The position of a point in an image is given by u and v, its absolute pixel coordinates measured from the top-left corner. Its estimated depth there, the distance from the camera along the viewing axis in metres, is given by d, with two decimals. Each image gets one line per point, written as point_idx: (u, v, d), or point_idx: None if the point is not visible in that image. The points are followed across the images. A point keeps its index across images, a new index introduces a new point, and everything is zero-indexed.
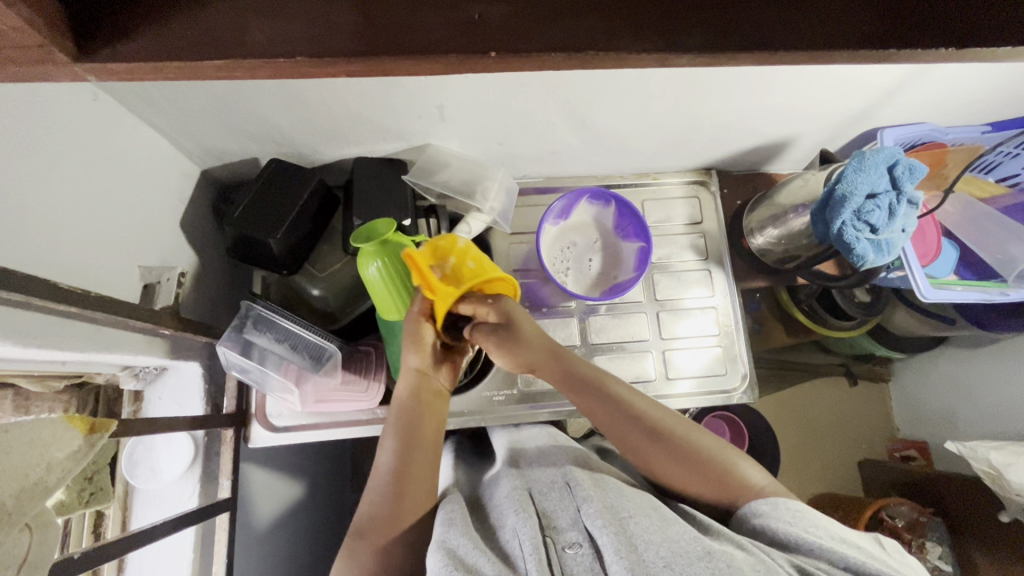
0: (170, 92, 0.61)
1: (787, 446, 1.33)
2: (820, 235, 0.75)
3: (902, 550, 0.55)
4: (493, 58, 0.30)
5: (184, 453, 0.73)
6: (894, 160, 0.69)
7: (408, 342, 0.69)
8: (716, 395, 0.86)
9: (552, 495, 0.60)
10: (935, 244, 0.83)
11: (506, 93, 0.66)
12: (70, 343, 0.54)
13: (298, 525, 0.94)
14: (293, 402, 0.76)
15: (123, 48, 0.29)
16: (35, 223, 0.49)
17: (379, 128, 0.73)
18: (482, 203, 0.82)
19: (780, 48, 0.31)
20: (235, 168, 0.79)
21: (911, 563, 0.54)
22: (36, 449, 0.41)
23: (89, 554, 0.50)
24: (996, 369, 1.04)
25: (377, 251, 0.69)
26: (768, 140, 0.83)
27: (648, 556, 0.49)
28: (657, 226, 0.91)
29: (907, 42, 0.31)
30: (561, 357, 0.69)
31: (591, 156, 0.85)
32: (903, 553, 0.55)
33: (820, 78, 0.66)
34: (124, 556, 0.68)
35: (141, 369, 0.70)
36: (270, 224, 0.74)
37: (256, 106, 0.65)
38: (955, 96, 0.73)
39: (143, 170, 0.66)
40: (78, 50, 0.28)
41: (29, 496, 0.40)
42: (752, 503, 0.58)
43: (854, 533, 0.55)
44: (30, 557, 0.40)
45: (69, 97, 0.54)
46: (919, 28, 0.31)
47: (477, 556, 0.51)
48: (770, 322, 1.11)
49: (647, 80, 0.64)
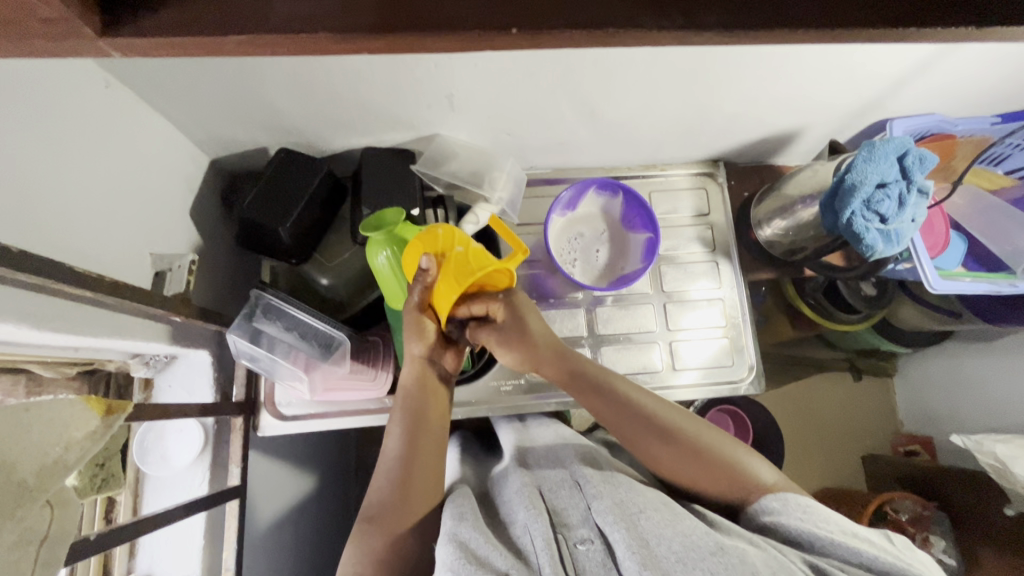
0: (181, 80, 0.61)
1: (791, 439, 1.33)
2: (830, 226, 0.75)
3: (913, 546, 0.55)
4: (513, 35, 0.30)
5: (194, 440, 0.73)
6: (904, 150, 0.68)
7: (410, 332, 0.69)
8: (723, 386, 0.86)
9: (562, 492, 0.60)
10: (944, 235, 0.83)
11: (516, 82, 0.66)
12: (84, 328, 0.55)
13: (306, 515, 0.94)
14: (302, 390, 0.76)
15: (145, 25, 0.29)
16: (50, 207, 0.50)
17: (388, 117, 0.73)
18: (490, 193, 0.83)
19: (794, 28, 0.31)
20: (244, 157, 0.80)
21: (922, 558, 0.54)
22: (55, 428, 0.42)
23: (103, 537, 0.50)
24: (1004, 362, 1.04)
25: (386, 240, 0.70)
26: (776, 131, 0.83)
27: (660, 551, 0.50)
28: (665, 217, 0.92)
29: (924, 20, 0.31)
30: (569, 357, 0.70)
31: (599, 147, 0.85)
32: (914, 549, 0.55)
33: (829, 68, 0.66)
34: (135, 540, 0.69)
35: (152, 357, 0.71)
36: (279, 212, 0.74)
37: (266, 94, 0.65)
38: (967, 87, 0.73)
39: (154, 159, 0.66)
40: (103, 25, 0.28)
41: (50, 473, 0.40)
42: (763, 498, 0.58)
43: (863, 527, 0.56)
44: (51, 534, 0.40)
45: (81, 83, 0.54)
46: (936, 6, 0.31)
47: (488, 549, 0.51)
48: (776, 315, 1.11)
49: (659, 69, 0.64)
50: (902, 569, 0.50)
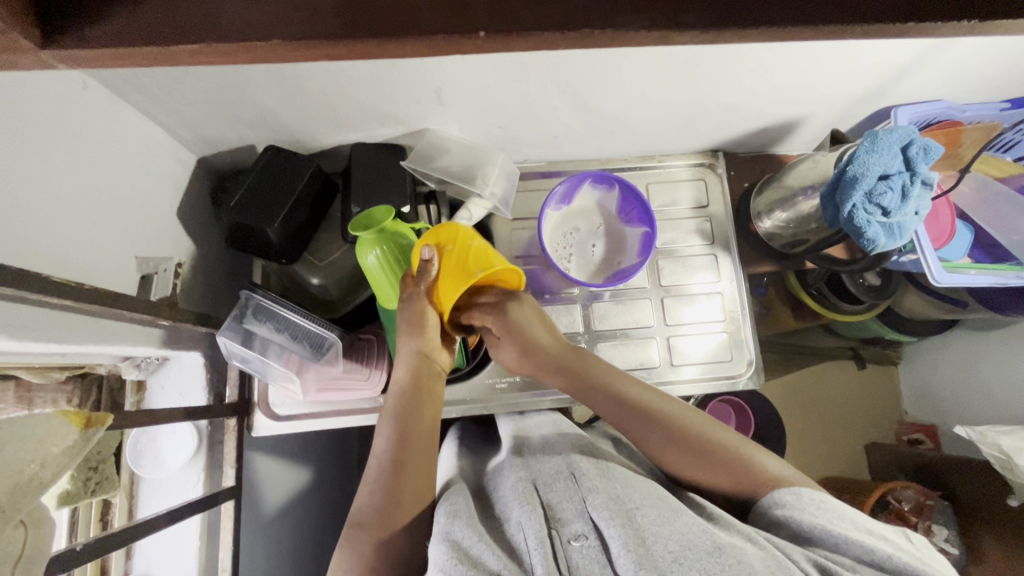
0: (161, 80, 0.60)
1: (793, 430, 1.32)
2: (831, 218, 0.73)
3: (931, 547, 0.54)
4: (480, 38, 0.29)
5: (187, 442, 0.73)
6: (908, 140, 0.66)
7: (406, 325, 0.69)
8: (721, 381, 0.85)
9: (557, 485, 0.59)
10: (950, 225, 0.81)
11: (506, 75, 0.64)
12: (68, 336, 0.54)
13: (305, 510, 0.95)
14: (296, 390, 0.75)
15: (90, 33, 0.28)
16: (28, 215, 0.49)
17: (376, 113, 0.71)
18: (483, 188, 0.81)
19: (775, 26, 0.29)
20: (232, 156, 0.78)
21: (937, 558, 0.53)
22: (30, 445, 0.42)
23: (90, 547, 0.50)
24: (1010, 352, 1.02)
25: (376, 239, 0.68)
26: (777, 121, 0.81)
27: (656, 550, 0.49)
28: (663, 210, 0.90)
29: (910, 15, 0.29)
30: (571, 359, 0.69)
31: (594, 140, 0.83)
32: (931, 551, 0.53)
33: (830, 57, 0.64)
34: (131, 544, 0.69)
35: (143, 359, 0.70)
36: (268, 212, 0.73)
37: (249, 92, 0.63)
38: (976, 72, 0.70)
39: (138, 161, 0.65)
40: (43, 36, 0.27)
41: (23, 492, 0.40)
42: (776, 492, 0.57)
43: (882, 526, 0.54)
44: (26, 554, 0.40)
45: (56, 84, 0.52)
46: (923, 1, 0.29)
47: (481, 549, 0.50)
48: (778, 306, 1.10)
49: (651, 61, 0.62)
50: (915, 569, 0.49)
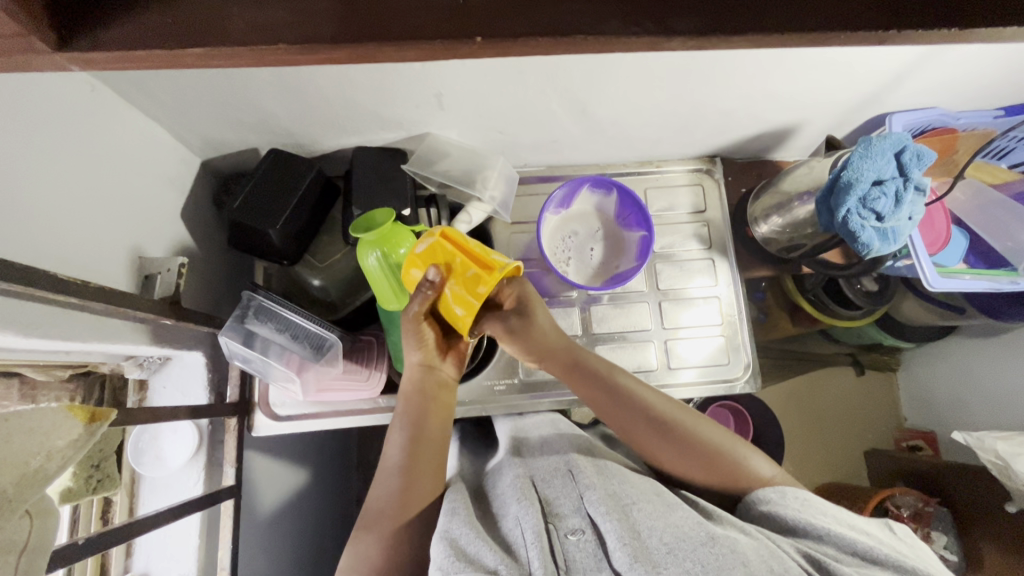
0: (166, 83, 0.61)
1: (792, 436, 1.32)
2: (825, 224, 0.74)
3: (913, 534, 0.55)
4: (478, 43, 0.30)
5: (188, 441, 0.74)
6: (901, 146, 0.67)
7: (408, 339, 0.68)
8: (718, 384, 0.85)
9: (555, 482, 0.60)
10: (945, 232, 0.81)
11: (505, 81, 0.65)
12: (72, 333, 0.55)
13: (305, 511, 0.95)
14: (296, 391, 0.76)
15: (106, 38, 0.29)
16: (36, 215, 0.50)
17: (377, 117, 0.72)
18: (482, 192, 0.82)
19: (765, 31, 0.30)
20: (235, 158, 0.79)
21: (920, 547, 0.54)
22: (36, 437, 0.42)
23: (91, 541, 0.50)
24: (1008, 358, 1.02)
25: (376, 241, 0.69)
26: (773, 127, 0.82)
27: (651, 543, 0.49)
28: (661, 215, 0.91)
29: (889, 23, 0.30)
30: (567, 351, 0.67)
31: (592, 144, 0.84)
32: (914, 538, 0.55)
33: (822, 64, 0.65)
34: (131, 542, 0.70)
35: (145, 358, 0.70)
36: (269, 214, 0.74)
37: (252, 95, 0.65)
38: (969, 80, 0.71)
39: (141, 161, 0.66)
40: (59, 39, 0.29)
41: (29, 483, 0.41)
42: (761, 490, 0.58)
43: (863, 519, 0.55)
44: (31, 544, 0.41)
45: (65, 87, 0.54)
46: (906, 8, 0.31)
47: (478, 545, 0.51)
48: (776, 311, 1.10)
49: (648, 68, 0.63)
50: (898, 561, 0.49)
